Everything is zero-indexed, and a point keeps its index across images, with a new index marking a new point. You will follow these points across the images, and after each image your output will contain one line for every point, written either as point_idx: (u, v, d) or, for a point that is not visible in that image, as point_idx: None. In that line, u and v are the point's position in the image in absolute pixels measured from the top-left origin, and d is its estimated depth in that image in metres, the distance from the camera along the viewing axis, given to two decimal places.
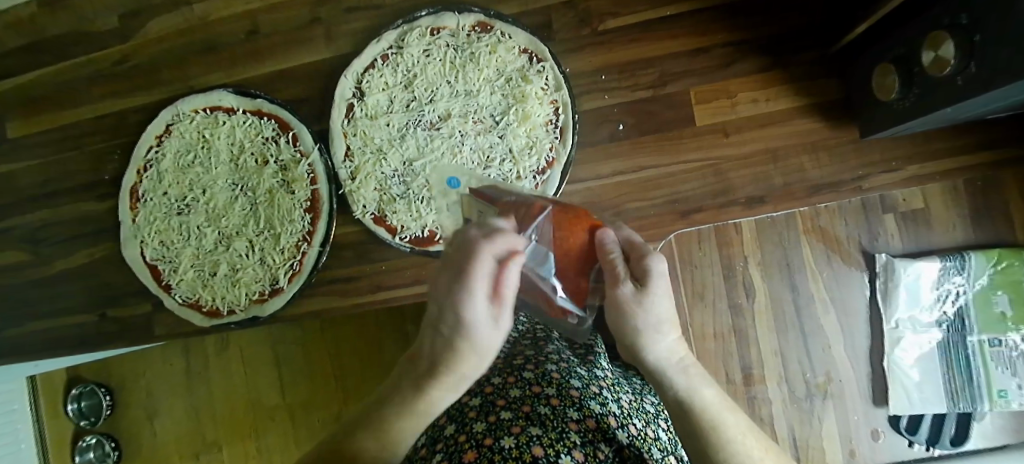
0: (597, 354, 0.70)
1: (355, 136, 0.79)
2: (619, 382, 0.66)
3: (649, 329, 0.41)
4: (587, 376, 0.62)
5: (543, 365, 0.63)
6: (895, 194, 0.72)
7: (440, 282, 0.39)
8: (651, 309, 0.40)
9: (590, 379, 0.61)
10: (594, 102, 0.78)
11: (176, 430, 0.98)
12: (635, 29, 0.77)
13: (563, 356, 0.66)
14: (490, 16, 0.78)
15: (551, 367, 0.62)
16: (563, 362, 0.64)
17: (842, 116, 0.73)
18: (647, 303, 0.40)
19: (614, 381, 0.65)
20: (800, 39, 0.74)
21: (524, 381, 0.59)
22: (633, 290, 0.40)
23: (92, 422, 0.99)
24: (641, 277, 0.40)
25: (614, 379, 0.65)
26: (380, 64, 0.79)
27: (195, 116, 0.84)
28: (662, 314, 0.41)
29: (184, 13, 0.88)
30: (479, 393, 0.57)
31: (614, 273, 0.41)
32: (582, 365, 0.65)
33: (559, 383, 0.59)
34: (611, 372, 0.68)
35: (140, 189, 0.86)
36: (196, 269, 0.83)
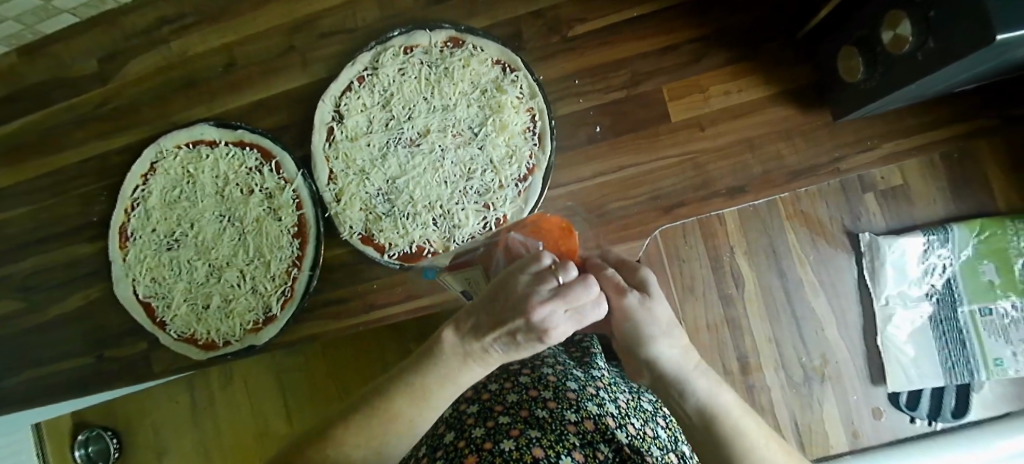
0: (594, 355, 0.70)
1: (337, 159, 0.80)
2: (618, 382, 0.65)
3: (658, 339, 0.39)
4: (584, 378, 0.62)
5: (539, 369, 0.62)
6: (873, 173, 0.73)
7: (509, 303, 0.36)
8: (657, 316, 0.39)
9: (587, 381, 0.61)
10: (569, 106, 0.79)
11: None
12: (604, 32, 0.78)
13: (560, 359, 0.66)
14: (461, 31, 0.79)
15: (547, 370, 0.62)
16: (559, 365, 0.64)
17: (813, 101, 0.74)
18: (654, 311, 0.39)
19: (612, 381, 0.65)
20: (765, 29, 0.75)
21: (521, 387, 0.59)
22: (638, 298, 0.40)
23: None
24: (641, 287, 0.40)
25: (612, 379, 0.65)
26: (357, 86, 0.80)
27: (178, 151, 0.85)
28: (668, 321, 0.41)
29: (161, 52, 0.89)
30: (476, 401, 0.58)
31: (614, 285, 0.41)
32: (579, 367, 0.65)
33: (555, 385, 0.59)
34: (608, 371, 0.68)
35: (129, 228, 0.86)
36: (190, 303, 0.83)
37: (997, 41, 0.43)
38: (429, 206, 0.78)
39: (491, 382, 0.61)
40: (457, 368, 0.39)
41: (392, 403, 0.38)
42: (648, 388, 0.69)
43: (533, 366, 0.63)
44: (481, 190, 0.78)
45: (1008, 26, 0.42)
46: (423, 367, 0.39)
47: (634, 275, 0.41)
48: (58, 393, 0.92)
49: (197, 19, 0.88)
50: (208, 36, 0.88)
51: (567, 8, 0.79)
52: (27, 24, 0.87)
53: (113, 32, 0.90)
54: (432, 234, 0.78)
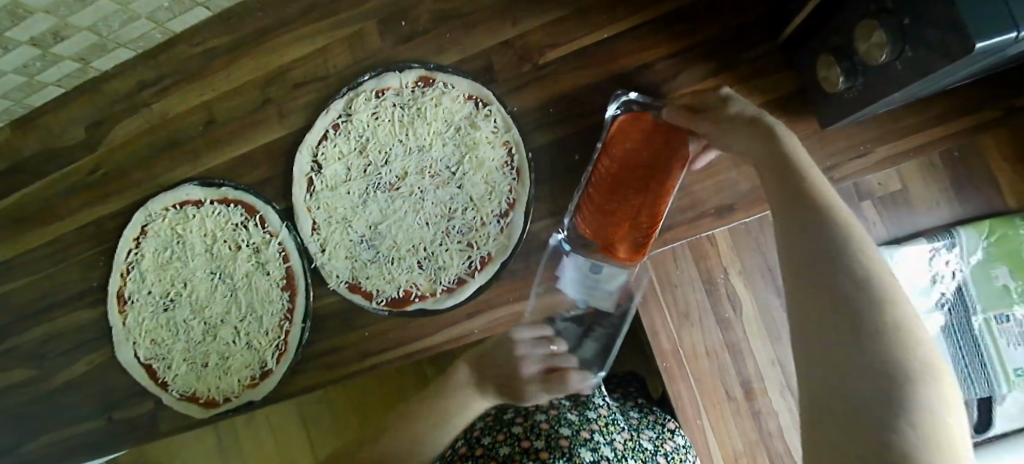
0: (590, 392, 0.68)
1: (319, 208, 0.80)
2: (615, 417, 0.66)
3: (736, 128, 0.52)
4: (577, 421, 0.62)
5: (532, 415, 0.63)
6: (870, 180, 0.69)
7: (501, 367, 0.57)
8: (731, 113, 0.54)
9: (581, 425, 0.61)
10: (548, 135, 0.77)
11: None
12: (575, 57, 0.76)
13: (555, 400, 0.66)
14: (430, 70, 0.78)
15: (540, 417, 0.62)
16: (553, 408, 0.64)
17: (800, 109, 0.70)
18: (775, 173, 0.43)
19: (608, 420, 0.65)
20: (742, 38, 0.72)
21: (514, 437, 0.60)
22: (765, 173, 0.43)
23: None
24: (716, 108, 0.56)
25: (609, 417, 0.65)
26: (332, 134, 0.80)
27: (166, 213, 0.86)
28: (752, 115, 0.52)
29: (145, 115, 0.91)
30: (471, 457, 0.59)
31: (697, 122, 0.57)
32: (573, 408, 0.64)
33: (548, 433, 0.59)
34: (605, 408, 0.67)
35: (126, 291, 0.87)
36: (188, 362, 0.84)
37: (977, 50, 0.40)
38: (414, 249, 0.78)
39: (484, 433, 0.61)
40: (469, 403, 0.58)
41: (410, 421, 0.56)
42: (647, 423, 0.68)
43: (526, 413, 0.63)
44: (464, 229, 0.77)
45: (987, 35, 0.39)
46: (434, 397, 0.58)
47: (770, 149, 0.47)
48: (74, 456, 0.94)
49: (175, 80, 0.89)
50: (187, 95, 0.89)
51: (536, 35, 0.77)
52: (15, 100, 0.90)
53: (98, 99, 0.92)
54: (418, 278, 0.77)
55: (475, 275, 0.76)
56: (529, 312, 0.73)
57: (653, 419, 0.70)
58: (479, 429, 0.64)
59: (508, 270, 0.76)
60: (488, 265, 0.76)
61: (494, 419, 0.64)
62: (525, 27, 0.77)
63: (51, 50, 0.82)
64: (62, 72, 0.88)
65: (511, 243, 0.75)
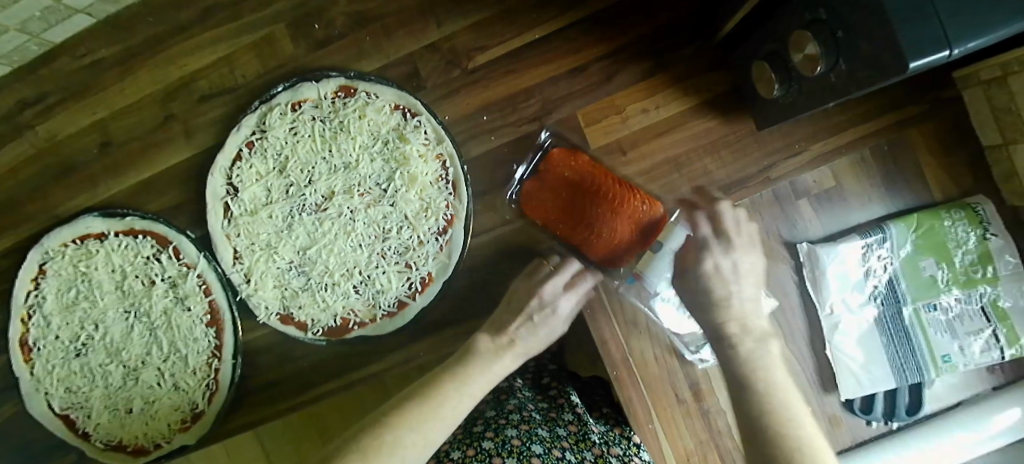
0: (561, 407, 0.69)
1: (239, 235, 0.73)
2: (586, 432, 0.66)
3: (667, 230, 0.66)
4: (550, 437, 0.62)
5: (503, 430, 0.62)
6: (806, 178, 0.68)
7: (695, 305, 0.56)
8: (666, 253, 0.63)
9: (551, 442, 0.61)
10: (483, 145, 0.72)
11: None
12: (506, 60, 0.71)
13: (526, 415, 0.65)
14: (351, 78, 0.72)
15: (511, 433, 0.61)
16: (525, 423, 0.64)
17: (736, 108, 0.69)
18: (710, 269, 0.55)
19: (580, 436, 0.65)
20: (677, 34, 0.69)
21: (485, 453, 0.59)
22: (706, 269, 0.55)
23: None
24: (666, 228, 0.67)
25: (580, 433, 0.65)
26: (247, 153, 0.73)
27: (65, 249, 0.77)
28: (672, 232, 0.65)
29: (29, 138, 0.80)
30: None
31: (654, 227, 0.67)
32: (544, 424, 0.64)
33: (520, 451, 0.59)
34: (576, 421, 0.67)
35: (29, 338, 0.79)
36: (110, 409, 0.78)
37: (908, 69, 0.39)
38: (348, 274, 0.73)
39: (453, 449, 0.60)
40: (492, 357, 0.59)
41: (457, 390, 0.53)
42: (612, 437, 0.69)
43: (497, 427, 0.62)
44: (401, 249, 0.72)
45: (918, 54, 0.38)
46: (480, 358, 0.58)
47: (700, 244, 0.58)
48: None
49: (62, 97, 0.79)
50: (77, 114, 0.79)
51: (463, 37, 0.72)
52: None
53: None
54: (355, 303, 0.73)
55: (416, 297, 0.73)
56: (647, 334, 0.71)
57: (618, 433, 0.70)
58: (447, 444, 0.63)
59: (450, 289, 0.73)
60: (429, 285, 0.73)
61: (464, 432, 0.64)
62: (451, 29, 0.72)
63: None
64: None
65: (451, 261, 0.72)
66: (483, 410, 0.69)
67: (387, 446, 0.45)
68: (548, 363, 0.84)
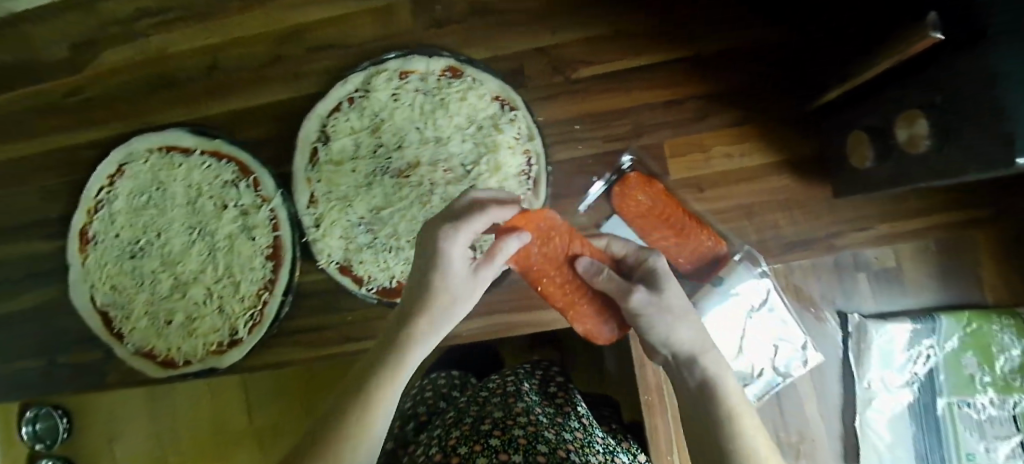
0: (565, 416, 0.71)
1: (319, 182, 0.76)
2: (590, 441, 0.66)
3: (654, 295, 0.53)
4: (554, 439, 0.62)
5: (510, 430, 0.63)
6: (868, 255, 0.71)
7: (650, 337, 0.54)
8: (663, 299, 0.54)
9: (556, 443, 0.61)
10: (568, 152, 0.75)
11: (136, 450, 1.16)
12: (609, 78, 0.74)
13: (532, 418, 0.66)
14: (461, 61, 0.75)
15: (518, 431, 0.62)
16: (531, 425, 0.64)
17: (818, 172, 0.71)
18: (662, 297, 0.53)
19: (584, 442, 0.65)
20: (775, 91, 0.72)
21: (491, 449, 0.60)
22: (647, 294, 0.53)
23: (46, 445, 1.10)
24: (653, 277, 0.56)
25: (585, 440, 0.66)
26: (346, 107, 0.76)
27: (149, 155, 0.80)
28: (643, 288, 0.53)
29: (140, 45, 0.83)
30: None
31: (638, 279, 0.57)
32: (551, 427, 0.65)
33: (526, 448, 0.59)
34: (580, 432, 0.68)
35: (90, 230, 0.81)
36: (150, 316, 0.79)
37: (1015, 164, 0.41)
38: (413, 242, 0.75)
39: (460, 445, 0.62)
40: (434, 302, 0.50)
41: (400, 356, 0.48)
42: (615, 447, 0.70)
43: (504, 426, 0.64)
44: None
45: None
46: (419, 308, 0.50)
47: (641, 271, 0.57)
48: (9, 396, 0.87)
49: (180, 15, 0.83)
50: (191, 34, 0.82)
51: (573, 48, 0.75)
52: None
53: (89, 17, 0.84)
54: None
55: None
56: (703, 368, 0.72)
57: (624, 448, 0.71)
58: (455, 438, 0.65)
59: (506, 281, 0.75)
60: None
61: (472, 429, 0.65)
62: (564, 37, 0.75)
63: None
64: None
65: None
66: (490, 408, 0.70)
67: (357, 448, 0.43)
68: (555, 373, 0.86)
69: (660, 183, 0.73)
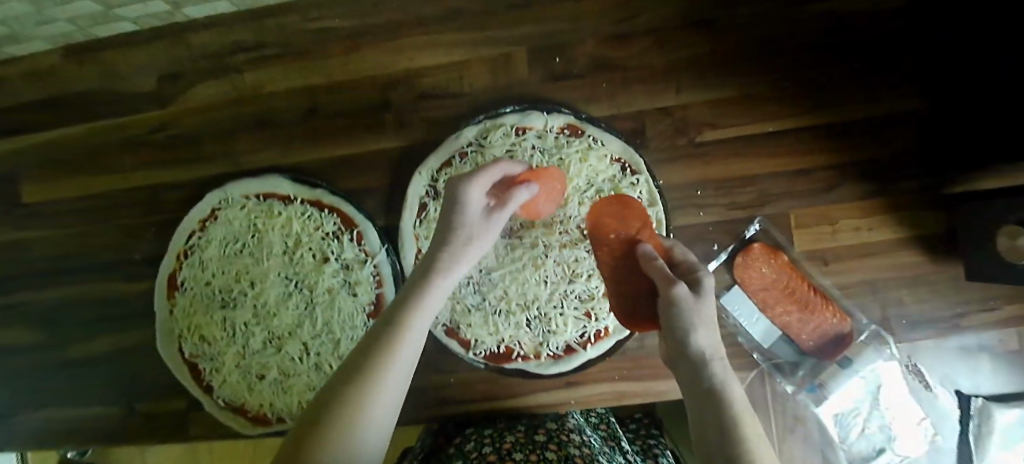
0: (619, 440, 0.73)
1: (427, 238, 0.74)
2: None
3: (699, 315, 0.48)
4: None
5: (567, 447, 0.64)
6: (993, 336, 0.70)
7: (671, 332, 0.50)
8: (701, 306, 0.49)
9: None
10: (688, 218, 0.73)
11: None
12: (734, 143, 0.72)
13: (585, 440, 0.68)
14: (581, 120, 0.73)
15: (574, 451, 0.63)
16: (586, 446, 0.66)
17: (947, 251, 0.70)
18: (699, 302, 0.49)
19: None
20: (906, 166, 0.70)
21: None
22: (687, 290, 0.49)
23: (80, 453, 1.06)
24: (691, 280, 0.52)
25: None
26: (458, 162, 0.73)
27: (246, 202, 0.76)
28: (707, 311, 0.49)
29: (233, 81, 0.79)
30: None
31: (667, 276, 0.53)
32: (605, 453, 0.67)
33: None
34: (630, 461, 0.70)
35: (179, 277, 0.77)
36: (241, 369, 0.76)
37: None
38: (524, 306, 0.72)
39: (517, 450, 0.63)
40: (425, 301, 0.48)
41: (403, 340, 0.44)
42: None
43: (559, 442, 0.65)
44: (583, 296, 0.72)
45: None
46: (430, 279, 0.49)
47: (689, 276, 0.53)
48: (75, 441, 0.83)
49: (278, 52, 0.78)
50: (288, 73, 0.78)
51: (698, 110, 0.73)
52: (82, 27, 0.76)
53: (179, 48, 0.80)
54: (523, 336, 0.73)
55: (586, 347, 0.73)
56: (812, 440, 0.72)
57: None
58: (509, 443, 0.66)
59: (620, 348, 0.73)
60: (602, 339, 0.73)
61: (526, 437, 0.67)
62: (688, 98, 0.73)
63: None
64: (148, 11, 0.75)
65: None
66: (545, 421, 0.72)
67: (348, 433, 0.37)
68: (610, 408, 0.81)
69: (783, 255, 0.71)
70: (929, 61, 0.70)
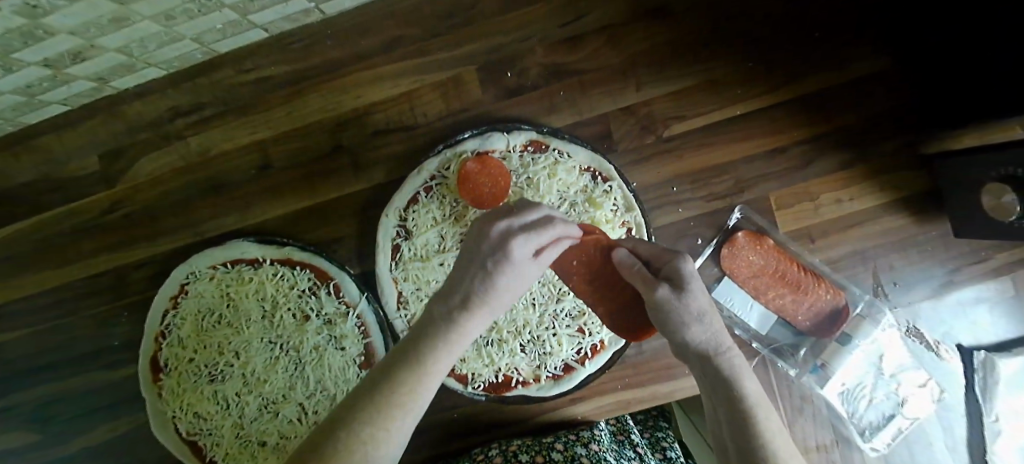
0: (631, 433, 0.75)
1: (407, 280, 0.71)
2: None
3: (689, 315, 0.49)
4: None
5: (573, 447, 0.68)
6: (989, 286, 0.69)
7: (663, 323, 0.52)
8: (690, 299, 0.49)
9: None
10: (668, 216, 0.71)
11: None
12: (703, 133, 0.70)
13: (595, 434, 0.72)
14: (544, 133, 0.70)
15: (580, 450, 0.68)
16: (595, 444, 0.70)
17: (931, 209, 0.69)
18: (684, 297, 0.49)
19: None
20: (879, 129, 0.69)
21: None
22: (669, 290, 0.49)
23: None
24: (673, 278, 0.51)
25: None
26: (424, 197, 0.70)
27: (215, 272, 0.73)
28: (697, 304, 0.49)
29: (179, 147, 0.76)
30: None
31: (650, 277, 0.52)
32: (613, 449, 0.71)
33: None
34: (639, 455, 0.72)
35: (161, 358, 0.75)
36: (242, 440, 0.74)
37: None
38: (516, 332, 0.70)
39: (522, 453, 0.69)
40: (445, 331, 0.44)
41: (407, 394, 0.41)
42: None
43: (568, 442, 0.70)
44: (573, 312, 0.71)
45: None
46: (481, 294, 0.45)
47: (666, 269, 0.52)
48: None
49: (220, 110, 0.75)
50: (234, 130, 0.75)
51: (662, 104, 0.70)
52: (6, 118, 0.72)
53: (116, 123, 0.76)
54: (520, 362, 0.71)
55: (585, 363, 0.72)
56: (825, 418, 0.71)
57: None
58: (516, 445, 0.71)
59: (619, 358, 0.73)
60: (599, 353, 0.72)
61: (533, 440, 0.72)
62: (650, 93, 0.70)
63: (67, 70, 0.65)
64: (73, 91, 0.71)
65: None
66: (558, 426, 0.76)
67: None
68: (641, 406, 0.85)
69: (768, 238, 0.70)
70: (887, 20, 0.67)
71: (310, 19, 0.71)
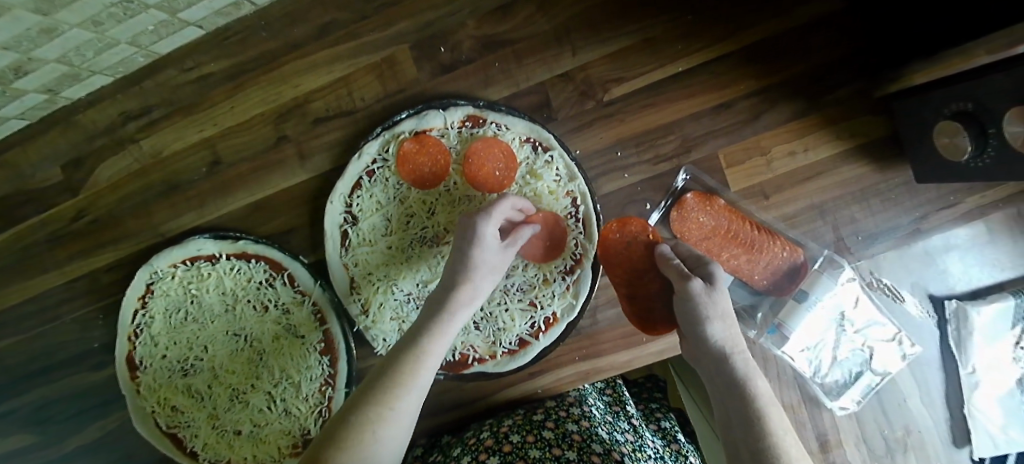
0: (624, 403, 0.76)
1: (357, 266, 0.71)
2: (642, 444, 0.70)
3: (716, 314, 0.52)
4: (608, 440, 0.66)
5: (565, 424, 0.68)
6: (959, 232, 0.66)
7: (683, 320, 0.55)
8: (715, 300, 0.53)
9: (611, 444, 0.65)
10: (614, 182, 0.70)
11: None
12: (644, 93, 0.68)
13: (586, 410, 0.71)
14: (480, 108, 0.68)
15: (572, 427, 0.67)
16: (586, 419, 0.69)
17: (889, 155, 0.65)
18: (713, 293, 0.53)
19: (636, 446, 0.68)
20: (830, 75, 0.65)
21: (545, 442, 0.66)
22: (703, 285, 0.53)
23: None
24: (707, 278, 0.55)
25: (637, 444, 0.69)
26: (367, 182, 0.70)
27: (176, 271, 0.75)
28: (723, 305, 0.53)
29: (133, 152, 0.78)
30: (499, 453, 0.65)
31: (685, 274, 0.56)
32: (604, 425, 0.70)
33: (581, 445, 0.65)
34: (631, 432, 0.71)
35: (136, 356, 0.77)
36: (218, 430, 0.76)
37: None
38: None
39: (512, 432, 0.67)
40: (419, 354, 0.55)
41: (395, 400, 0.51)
42: (670, 454, 0.71)
43: (558, 419, 0.69)
44: (525, 286, 0.69)
45: None
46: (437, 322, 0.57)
47: (699, 268, 0.56)
48: None
49: (168, 112, 0.76)
50: (183, 131, 0.76)
51: (599, 68, 0.68)
52: None
53: (73, 133, 0.78)
54: (475, 339, 0.71)
55: (539, 337, 0.71)
56: (789, 378, 0.69)
57: (675, 450, 0.72)
58: (507, 424, 0.69)
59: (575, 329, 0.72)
60: (553, 326, 0.71)
61: (523, 418, 0.70)
62: (586, 57, 0.68)
63: (13, 85, 0.67)
64: (26, 105, 0.73)
65: (578, 303, 0.69)
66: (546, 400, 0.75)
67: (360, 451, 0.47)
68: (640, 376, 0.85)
69: (719, 198, 0.67)
70: None
71: (241, 12, 0.71)
